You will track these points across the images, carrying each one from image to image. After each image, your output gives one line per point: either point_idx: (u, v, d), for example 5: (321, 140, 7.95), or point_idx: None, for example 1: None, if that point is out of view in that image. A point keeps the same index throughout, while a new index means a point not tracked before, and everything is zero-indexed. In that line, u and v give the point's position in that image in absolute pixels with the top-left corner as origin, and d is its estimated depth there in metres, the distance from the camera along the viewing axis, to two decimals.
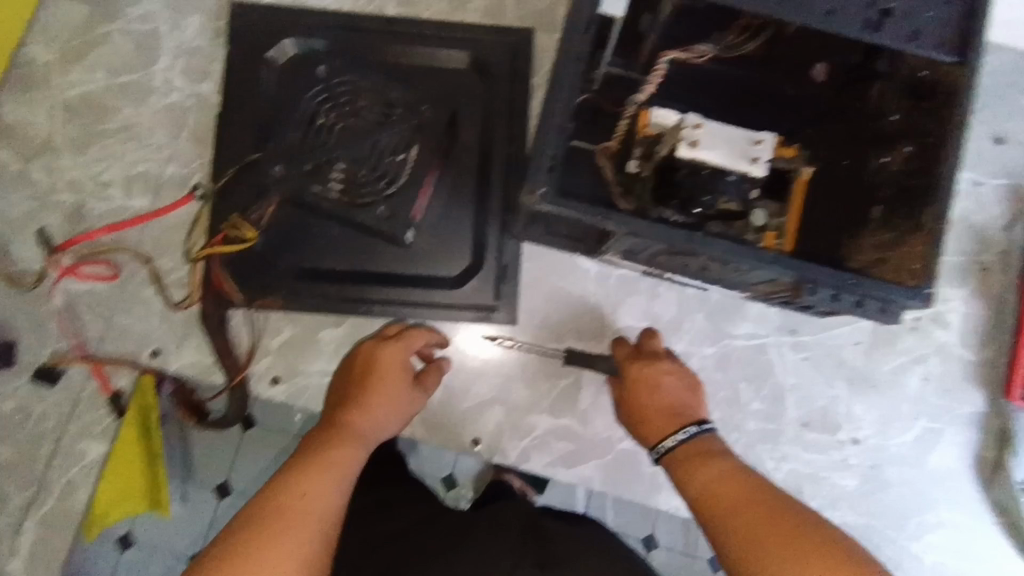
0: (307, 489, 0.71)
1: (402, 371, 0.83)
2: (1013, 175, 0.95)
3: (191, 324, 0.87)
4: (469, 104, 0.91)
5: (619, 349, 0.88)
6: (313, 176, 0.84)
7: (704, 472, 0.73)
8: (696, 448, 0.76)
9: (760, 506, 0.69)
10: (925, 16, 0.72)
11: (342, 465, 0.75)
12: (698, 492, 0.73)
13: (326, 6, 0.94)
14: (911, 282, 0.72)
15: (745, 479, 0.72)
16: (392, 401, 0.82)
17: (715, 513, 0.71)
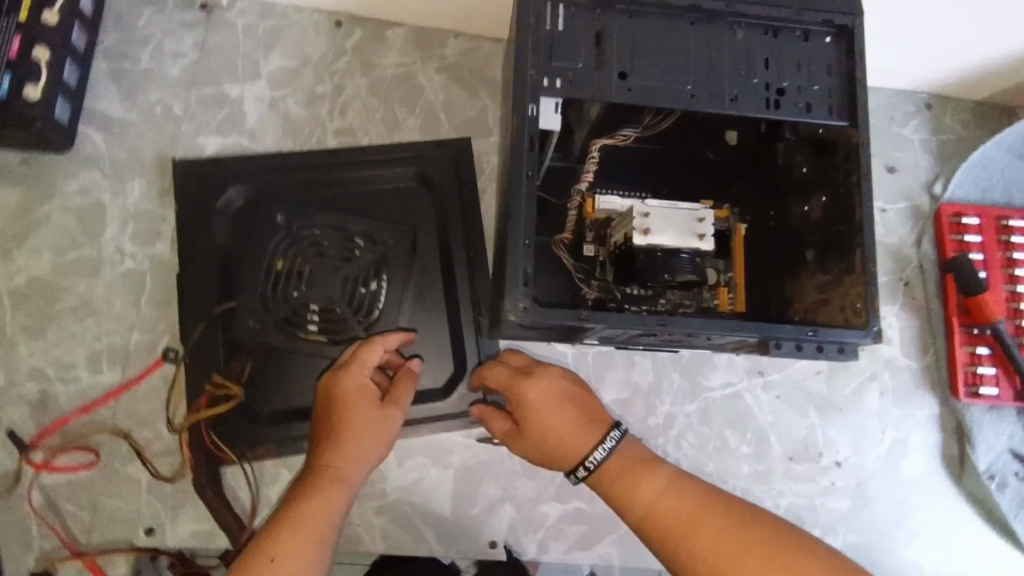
0: (274, 552, 0.68)
1: (366, 396, 0.79)
2: (910, 197, 1.08)
3: (184, 492, 0.84)
4: (426, 219, 0.95)
5: (494, 372, 0.83)
6: (290, 322, 0.86)
7: (652, 494, 0.74)
8: (627, 463, 0.77)
9: (713, 518, 0.72)
10: (813, 89, 0.83)
11: (316, 519, 0.72)
12: (650, 514, 0.74)
13: (266, 148, 0.96)
14: (857, 320, 0.81)
15: (687, 489, 0.75)
16: (363, 432, 0.78)
17: (670, 530, 0.73)
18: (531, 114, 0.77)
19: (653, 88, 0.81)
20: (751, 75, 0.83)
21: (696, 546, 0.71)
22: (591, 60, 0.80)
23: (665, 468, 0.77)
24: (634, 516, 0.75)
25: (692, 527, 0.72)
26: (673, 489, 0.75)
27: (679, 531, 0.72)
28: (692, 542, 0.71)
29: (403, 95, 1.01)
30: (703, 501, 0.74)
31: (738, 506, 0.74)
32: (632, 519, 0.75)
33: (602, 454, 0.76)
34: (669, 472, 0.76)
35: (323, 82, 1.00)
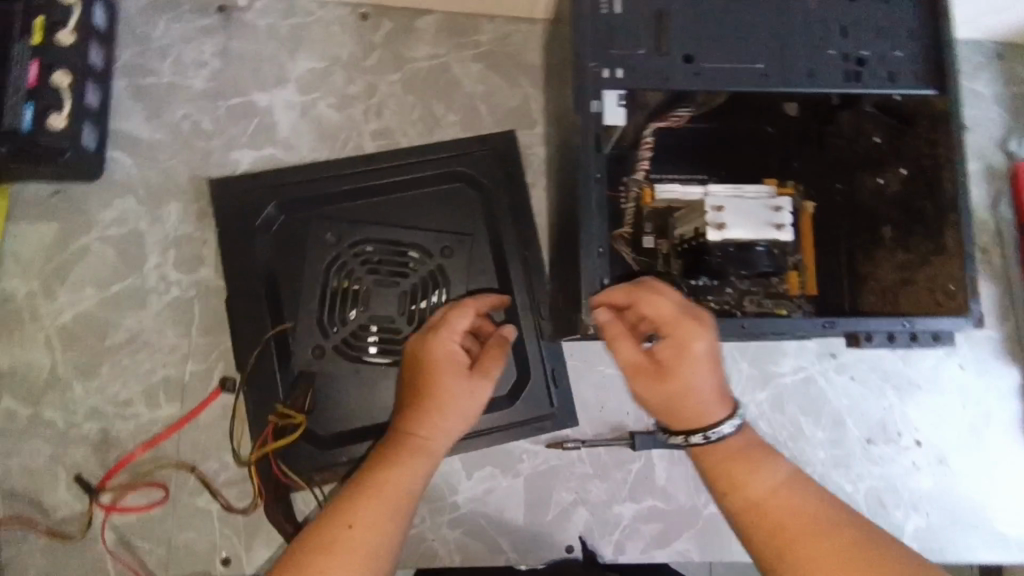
0: (355, 522, 0.63)
1: (457, 362, 0.75)
2: (984, 156, 1.00)
3: (255, 521, 0.83)
4: (477, 222, 0.91)
5: (657, 302, 0.65)
6: (348, 344, 0.85)
7: (757, 493, 0.63)
8: (738, 451, 0.65)
9: (826, 542, 0.59)
10: (896, 56, 0.75)
11: (399, 491, 0.67)
12: (750, 516, 0.62)
13: (304, 157, 0.92)
14: (951, 302, 0.76)
15: (807, 495, 0.62)
16: (452, 400, 0.73)
17: (774, 537, 0.61)
18: (594, 110, 0.71)
19: (721, 70, 0.74)
20: (826, 46, 0.75)
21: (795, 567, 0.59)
22: (652, 44, 0.74)
23: (781, 462, 0.65)
24: (736, 508, 0.64)
25: (798, 543, 0.59)
26: (788, 494, 0.62)
27: (781, 544, 0.60)
28: (792, 563, 0.59)
29: (440, 89, 0.96)
30: (824, 516, 0.60)
31: (868, 534, 0.59)
32: (733, 507, 0.64)
33: (722, 431, 0.65)
34: (786, 471, 0.64)
35: (354, 82, 0.94)
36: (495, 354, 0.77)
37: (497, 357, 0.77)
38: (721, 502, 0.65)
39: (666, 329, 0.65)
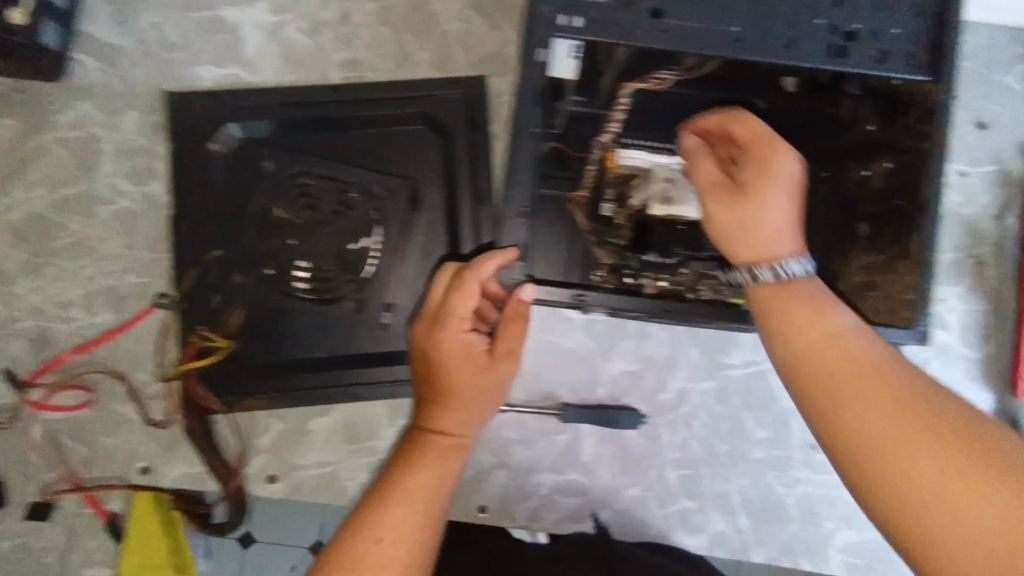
0: (383, 530, 0.65)
1: (470, 353, 0.74)
2: (1001, 160, 0.90)
3: (177, 436, 0.85)
4: (431, 170, 0.88)
5: (746, 121, 0.66)
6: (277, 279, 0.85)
7: (808, 331, 0.54)
8: (799, 296, 0.56)
9: (885, 384, 0.49)
10: (892, 33, 0.67)
11: (425, 486, 0.69)
12: (796, 353, 0.53)
13: (266, 80, 0.89)
14: (900, 315, 0.77)
15: (880, 348, 0.52)
16: (470, 392, 0.74)
17: (830, 385, 0.50)
18: (541, 60, 0.66)
19: (690, 29, 0.68)
20: (813, 15, 0.67)
21: (836, 408, 0.49)
22: None
23: (844, 308, 0.55)
24: (790, 355, 0.54)
25: (848, 379, 0.50)
26: (846, 337, 0.53)
27: (822, 381, 0.51)
28: (835, 401, 0.49)
29: (415, 24, 0.91)
30: (894, 371, 0.50)
31: (944, 387, 0.49)
32: (789, 355, 0.54)
33: (791, 269, 0.57)
34: (855, 322, 0.54)
35: (327, 7, 0.90)
36: (512, 326, 0.77)
37: (512, 331, 0.77)
38: (772, 349, 0.55)
39: (753, 154, 0.64)
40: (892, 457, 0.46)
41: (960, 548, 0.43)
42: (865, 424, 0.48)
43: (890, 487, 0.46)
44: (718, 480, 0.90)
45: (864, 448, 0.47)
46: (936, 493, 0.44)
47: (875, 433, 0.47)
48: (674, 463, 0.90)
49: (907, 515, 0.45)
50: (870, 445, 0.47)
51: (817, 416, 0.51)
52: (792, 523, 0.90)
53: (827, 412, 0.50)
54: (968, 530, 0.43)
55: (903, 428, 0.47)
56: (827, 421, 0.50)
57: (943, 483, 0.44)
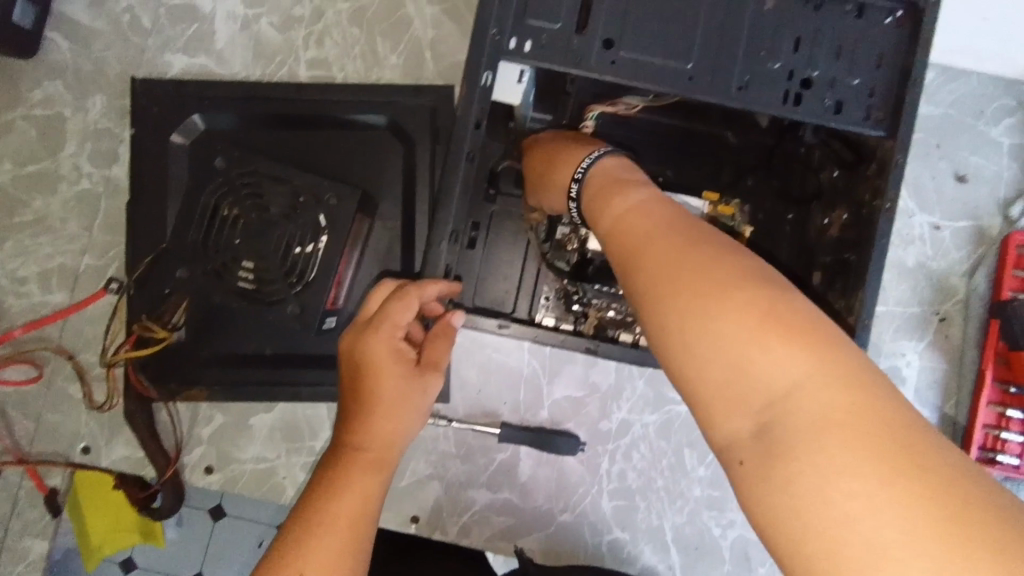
0: (304, 563, 0.54)
1: (398, 360, 0.65)
2: (976, 216, 0.88)
3: (118, 419, 0.86)
4: (391, 178, 0.88)
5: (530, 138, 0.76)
6: (218, 278, 0.78)
7: (626, 219, 0.48)
8: (609, 181, 0.55)
9: (709, 261, 0.40)
10: (851, 84, 0.65)
11: (349, 513, 0.58)
12: (618, 245, 0.46)
13: (235, 74, 0.89)
14: None
15: (672, 206, 0.47)
16: (399, 401, 0.65)
17: (623, 241, 0.46)
18: (485, 83, 0.65)
19: (643, 63, 0.66)
20: (770, 57, 0.66)
21: (657, 302, 0.40)
22: (572, 21, 0.66)
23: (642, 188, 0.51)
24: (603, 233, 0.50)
25: (657, 255, 0.42)
26: (658, 214, 0.46)
27: (642, 272, 0.43)
28: (653, 290, 0.41)
29: (388, 28, 0.90)
30: (679, 219, 0.45)
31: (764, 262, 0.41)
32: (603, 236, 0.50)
33: (591, 162, 0.59)
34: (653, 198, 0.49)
35: (302, 4, 0.90)
36: (440, 336, 0.68)
37: (441, 344, 0.68)
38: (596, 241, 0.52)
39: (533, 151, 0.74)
40: (689, 320, 0.38)
41: (814, 465, 0.32)
42: (688, 313, 0.39)
43: (721, 391, 0.37)
44: (653, 514, 0.89)
45: (685, 340, 0.38)
46: (786, 395, 0.35)
47: (649, 274, 0.42)
48: (610, 493, 0.90)
49: (689, 360, 0.38)
50: (653, 277, 0.41)
51: (638, 298, 0.42)
52: (725, 565, 0.89)
53: (646, 305, 0.41)
54: (825, 439, 0.33)
55: (724, 313, 0.38)
56: (651, 317, 0.41)
57: (791, 387, 0.35)
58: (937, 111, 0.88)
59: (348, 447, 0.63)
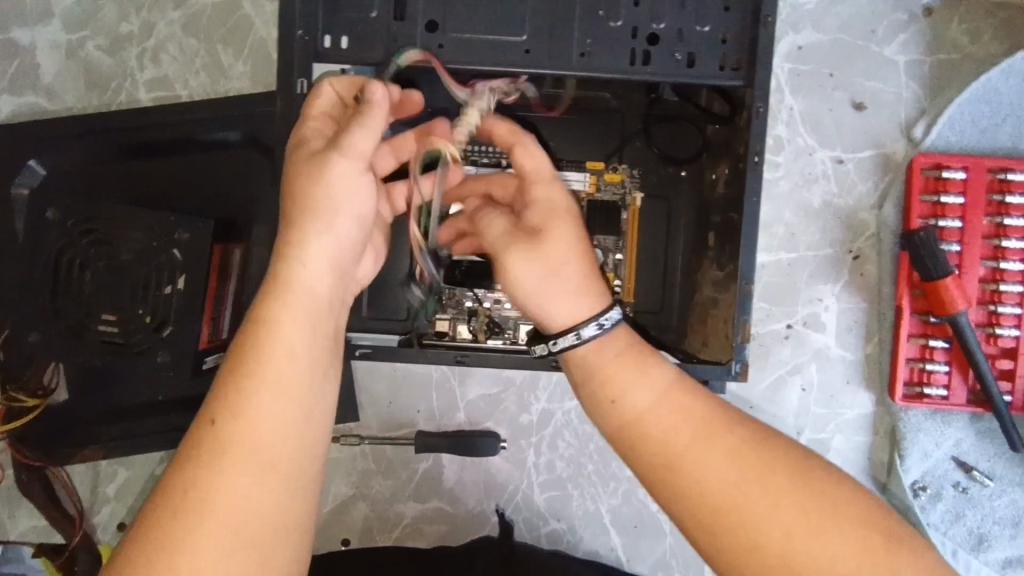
0: (217, 410, 0.45)
1: (307, 156, 0.52)
2: (881, 143, 0.82)
3: (16, 492, 0.84)
4: (261, 200, 0.81)
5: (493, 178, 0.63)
6: (76, 336, 0.73)
7: (646, 430, 0.50)
8: (619, 353, 0.53)
9: (751, 470, 0.47)
10: (701, 33, 0.60)
11: (277, 352, 0.47)
12: (681, 458, 0.48)
13: (69, 109, 0.83)
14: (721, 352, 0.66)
15: (693, 399, 0.50)
16: (317, 189, 0.51)
17: (656, 453, 0.49)
18: (302, 90, 0.59)
19: (473, 42, 0.60)
20: (610, 16, 0.60)
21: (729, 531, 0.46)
22: (387, 6, 0.60)
23: (665, 370, 0.52)
24: (611, 429, 0.52)
25: (708, 460, 0.47)
26: (697, 420, 0.49)
27: (707, 497, 0.47)
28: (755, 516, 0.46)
29: (227, 32, 0.82)
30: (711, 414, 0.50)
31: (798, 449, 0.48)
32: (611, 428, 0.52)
33: (590, 333, 0.53)
34: (663, 380, 0.51)
35: (128, 20, 0.83)
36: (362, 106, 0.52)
37: (353, 129, 0.51)
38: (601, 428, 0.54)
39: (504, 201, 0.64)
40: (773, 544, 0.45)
41: None
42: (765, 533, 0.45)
43: None
44: (588, 499, 0.86)
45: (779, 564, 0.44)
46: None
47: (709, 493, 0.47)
48: (542, 485, 0.87)
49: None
50: (711, 504, 0.47)
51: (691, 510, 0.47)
52: (666, 538, 0.86)
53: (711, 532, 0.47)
54: None
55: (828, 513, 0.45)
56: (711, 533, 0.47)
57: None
58: (827, 37, 0.82)
59: (271, 275, 0.50)
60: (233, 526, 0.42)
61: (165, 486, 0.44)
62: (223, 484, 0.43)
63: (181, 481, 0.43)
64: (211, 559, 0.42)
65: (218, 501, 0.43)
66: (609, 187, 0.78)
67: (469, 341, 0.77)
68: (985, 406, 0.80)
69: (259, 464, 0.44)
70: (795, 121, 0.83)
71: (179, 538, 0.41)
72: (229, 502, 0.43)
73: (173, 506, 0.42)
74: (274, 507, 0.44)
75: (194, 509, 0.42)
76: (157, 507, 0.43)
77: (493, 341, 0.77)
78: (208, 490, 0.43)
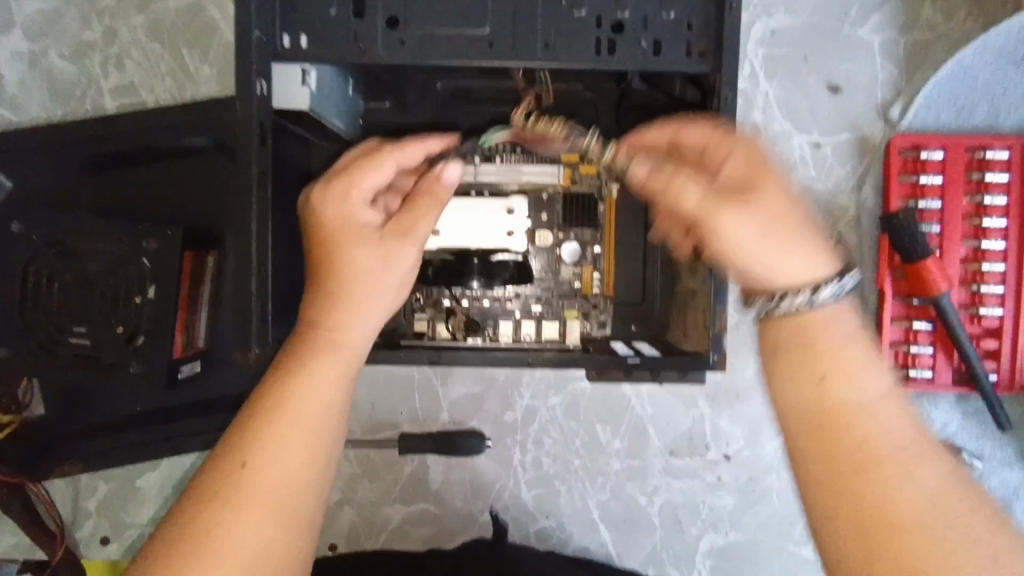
0: (249, 454, 0.46)
1: (361, 230, 0.57)
2: (858, 126, 0.81)
3: None
4: (233, 205, 0.80)
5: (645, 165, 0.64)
6: (47, 351, 0.72)
7: (842, 418, 0.44)
8: (825, 335, 0.47)
9: (957, 517, 0.40)
10: (665, 20, 0.59)
11: (313, 406, 0.49)
12: (885, 465, 0.42)
13: (35, 121, 0.82)
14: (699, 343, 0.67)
15: (903, 418, 0.44)
16: (371, 271, 0.56)
17: (845, 449, 0.43)
18: (261, 92, 0.58)
19: (435, 37, 0.59)
20: (573, 5, 0.59)
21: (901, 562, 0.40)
22: (346, 3, 0.59)
23: (885, 373, 0.46)
24: (795, 405, 0.45)
25: (911, 478, 0.41)
26: (910, 436, 0.43)
27: (886, 506, 0.41)
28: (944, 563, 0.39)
29: (191, 36, 0.81)
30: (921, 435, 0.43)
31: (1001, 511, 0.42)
32: (791, 406, 0.46)
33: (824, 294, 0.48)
34: (885, 379, 0.45)
35: (91, 27, 0.81)
36: (427, 196, 0.59)
37: (420, 220, 0.58)
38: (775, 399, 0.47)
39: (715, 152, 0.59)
40: None
41: None
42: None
43: None
44: (576, 496, 0.86)
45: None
46: None
47: (901, 514, 0.40)
48: (529, 483, 0.86)
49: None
50: (892, 526, 0.40)
51: (861, 520, 0.41)
52: (656, 531, 0.85)
53: (881, 551, 0.40)
54: None
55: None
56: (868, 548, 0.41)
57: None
58: (800, 20, 0.81)
59: (314, 335, 0.53)
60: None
61: (186, 520, 0.44)
62: (247, 529, 0.44)
63: (202, 520, 0.44)
64: None
65: (237, 549, 0.43)
66: (585, 179, 0.77)
67: (447, 340, 0.77)
68: (971, 386, 0.79)
69: (287, 515, 0.46)
70: (770, 107, 0.82)
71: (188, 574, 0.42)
72: (248, 549, 0.44)
73: (191, 547, 0.43)
74: (291, 558, 0.45)
75: (214, 553, 0.43)
76: (171, 545, 0.43)
77: (472, 339, 0.77)
78: (229, 533, 0.44)
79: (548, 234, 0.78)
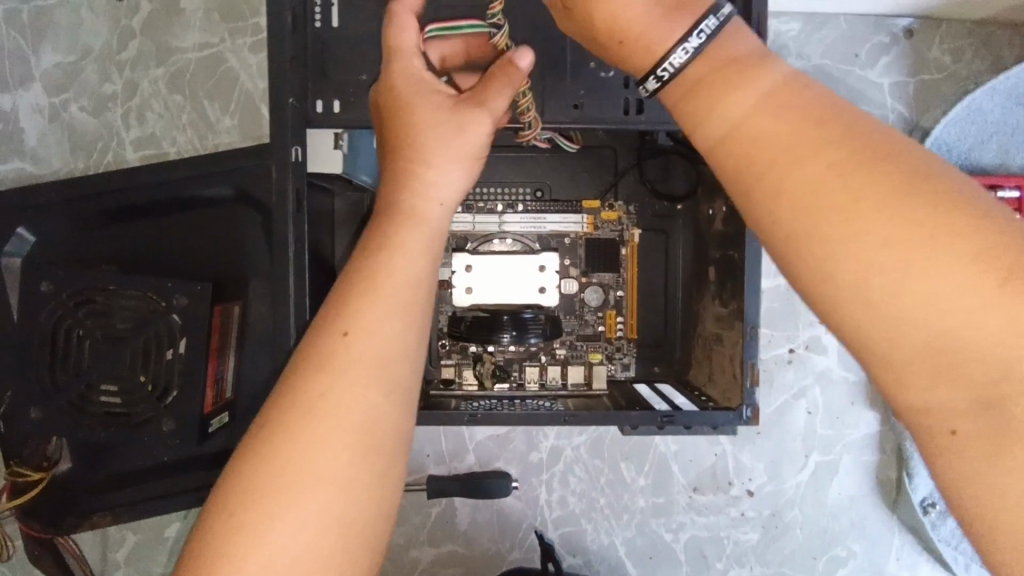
0: (352, 321, 0.37)
1: (433, 93, 0.48)
2: None
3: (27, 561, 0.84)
4: (257, 255, 0.80)
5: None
6: (79, 409, 0.72)
7: (734, 144, 0.33)
8: (702, 83, 0.35)
9: (876, 188, 0.29)
10: None
11: (406, 276, 0.39)
12: (775, 176, 0.31)
13: (58, 173, 0.82)
14: (729, 393, 0.68)
15: (800, 107, 0.32)
16: (446, 135, 0.46)
17: (746, 183, 0.32)
18: (297, 157, 0.59)
19: None
20: (601, 67, 0.60)
21: (821, 282, 0.30)
22: (378, 69, 0.59)
23: (773, 68, 0.33)
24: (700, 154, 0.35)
25: (807, 178, 0.30)
26: (805, 130, 0.31)
27: (793, 219, 0.30)
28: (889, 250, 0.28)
29: (211, 87, 0.81)
30: (823, 122, 0.31)
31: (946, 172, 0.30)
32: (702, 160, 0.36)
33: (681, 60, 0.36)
34: (782, 78, 0.33)
35: (111, 79, 0.82)
36: (505, 75, 0.50)
37: (495, 89, 0.49)
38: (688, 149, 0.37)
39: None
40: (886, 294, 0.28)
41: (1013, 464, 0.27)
42: (862, 266, 0.29)
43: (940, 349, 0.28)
44: (602, 533, 0.86)
45: (879, 317, 0.29)
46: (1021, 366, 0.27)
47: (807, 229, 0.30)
48: (555, 522, 0.87)
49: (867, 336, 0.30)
50: (805, 242, 0.30)
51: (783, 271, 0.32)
52: (682, 567, 0.86)
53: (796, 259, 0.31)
54: None
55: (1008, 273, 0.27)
56: (796, 276, 0.31)
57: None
58: (814, 62, 0.82)
59: (395, 199, 0.44)
60: (360, 443, 0.35)
61: (286, 396, 0.36)
62: (355, 400, 0.36)
63: (306, 388, 0.36)
64: (323, 466, 0.34)
65: (337, 409, 0.35)
66: (606, 225, 0.78)
67: (475, 388, 0.77)
68: None
69: (396, 385, 0.37)
70: None
71: (294, 443, 0.34)
72: (358, 416, 0.35)
73: (301, 412, 0.35)
74: (396, 432, 0.37)
75: (323, 419, 0.35)
76: (277, 412, 0.36)
77: (499, 386, 0.78)
78: (338, 399, 0.35)
79: (571, 281, 0.78)
